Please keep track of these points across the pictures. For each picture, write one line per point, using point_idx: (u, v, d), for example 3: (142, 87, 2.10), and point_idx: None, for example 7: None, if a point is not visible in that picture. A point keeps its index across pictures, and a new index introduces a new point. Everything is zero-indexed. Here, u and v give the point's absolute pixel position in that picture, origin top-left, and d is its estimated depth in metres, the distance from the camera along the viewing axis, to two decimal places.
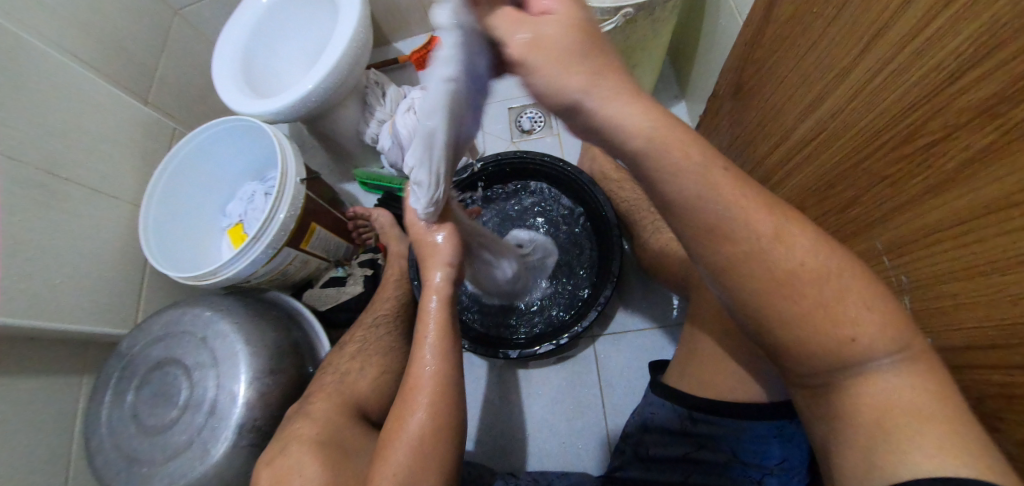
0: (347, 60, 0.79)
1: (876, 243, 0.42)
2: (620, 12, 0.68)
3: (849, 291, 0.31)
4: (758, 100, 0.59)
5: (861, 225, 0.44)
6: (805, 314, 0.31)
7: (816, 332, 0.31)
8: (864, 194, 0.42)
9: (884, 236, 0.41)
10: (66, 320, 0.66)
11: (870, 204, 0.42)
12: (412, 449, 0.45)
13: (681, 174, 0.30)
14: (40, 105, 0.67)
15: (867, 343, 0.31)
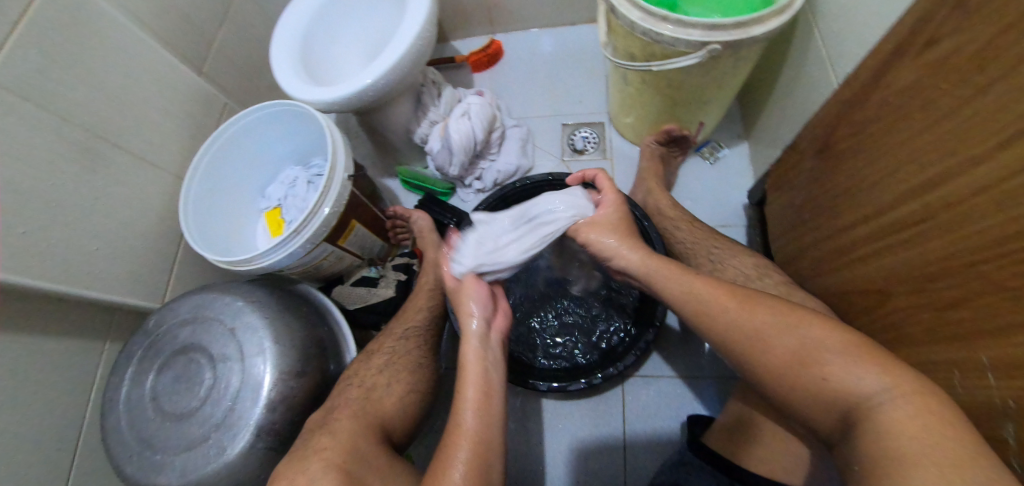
0: (408, 57, 0.77)
1: (980, 356, 0.39)
2: (706, 48, 0.64)
3: (839, 370, 0.39)
4: (847, 167, 0.55)
5: (965, 332, 0.41)
6: (798, 383, 0.41)
7: (803, 396, 0.41)
8: (973, 302, 0.39)
9: (990, 352, 0.38)
10: (99, 289, 0.65)
11: (979, 314, 0.39)
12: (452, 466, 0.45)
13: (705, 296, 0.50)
14: (100, 67, 0.66)
15: (868, 406, 0.36)
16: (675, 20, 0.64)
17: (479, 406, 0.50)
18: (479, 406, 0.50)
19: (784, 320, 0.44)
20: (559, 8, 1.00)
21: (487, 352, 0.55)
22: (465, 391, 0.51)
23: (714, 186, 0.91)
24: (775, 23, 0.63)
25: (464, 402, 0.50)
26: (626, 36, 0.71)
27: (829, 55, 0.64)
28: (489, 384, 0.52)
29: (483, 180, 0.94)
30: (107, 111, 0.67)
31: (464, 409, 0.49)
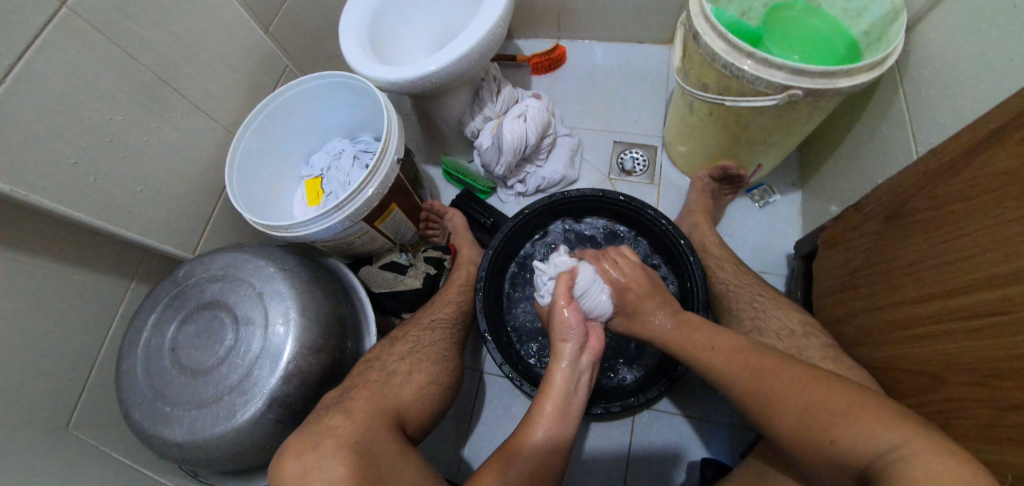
0: (475, 51, 0.76)
1: None
2: (788, 91, 0.62)
3: (840, 427, 0.40)
4: (916, 239, 0.53)
5: None
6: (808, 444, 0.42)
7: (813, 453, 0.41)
8: None
9: None
10: (138, 230, 0.65)
11: None
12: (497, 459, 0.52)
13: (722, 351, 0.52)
14: (175, 12, 0.67)
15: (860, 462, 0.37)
16: (760, 58, 0.62)
17: (559, 418, 0.55)
18: (556, 417, 0.55)
19: (806, 377, 0.45)
20: (630, 25, 0.98)
21: (573, 371, 0.57)
22: (545, 405, 0.55)
23: (759, 231, 0.89)
24: (864, 77, 0.60)
25: (541, 416, 0.55)
26: (703, 65, 0.69)
27: (914, 120, 0.62)
28: (568, 403, 0.56)
29: (527, 184, 0.93)
30: (174, 56, 0.67)
31: (542, 424, 0.54)
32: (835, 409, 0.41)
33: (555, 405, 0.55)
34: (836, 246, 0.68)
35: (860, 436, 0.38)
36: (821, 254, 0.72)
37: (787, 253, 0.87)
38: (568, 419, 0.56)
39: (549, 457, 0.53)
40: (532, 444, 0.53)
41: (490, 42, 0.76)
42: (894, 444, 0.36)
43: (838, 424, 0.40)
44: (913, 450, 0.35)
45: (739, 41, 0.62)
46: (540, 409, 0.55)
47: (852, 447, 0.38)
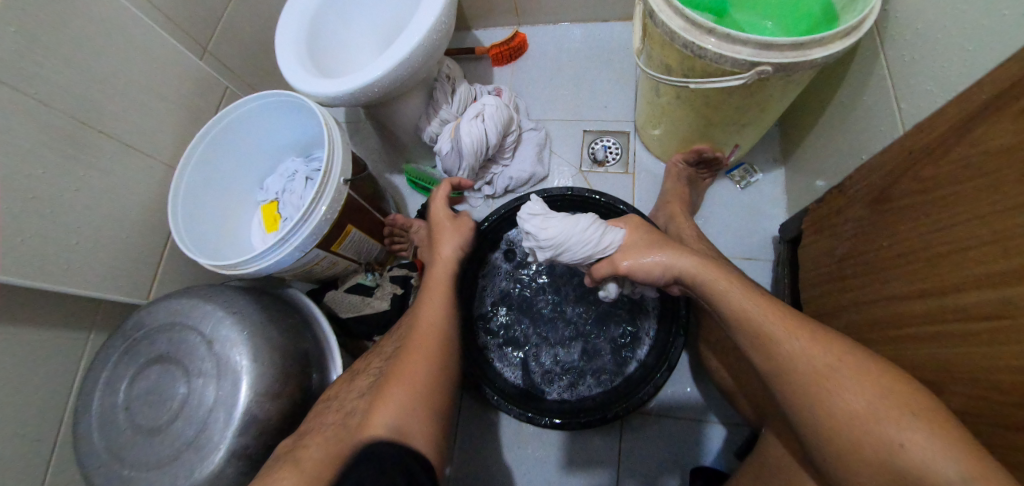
0: (418, 53, 0.70)
1: None
2: (756, 69, 0.56)
3: (901, 428, 0.37)
4: (905, 227, 0.47)
5: None
6: (854, 446, 0.39)
7: (851, 440, 0.40)
8: None
9: None
10: (81, 285, 0.62)
11: None
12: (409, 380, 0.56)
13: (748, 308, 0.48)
14: (90, 49, 0.62)
15: (915, 456, 0.37)
16: (721, 34, 0.55)
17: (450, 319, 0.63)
18: (438, 307, 0.64)
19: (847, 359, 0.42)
20: (590, 3, 0.91)
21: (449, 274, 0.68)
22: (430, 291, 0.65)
23: (743, 214, 0.84)
24: (839, 46, 0.54)
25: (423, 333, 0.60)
26: (663, 45, 0.63)
27: (897, 90, 0.56)
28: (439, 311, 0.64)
29: (494, 185, 0.88)
30: (95, 96, 0.63)
31: (426, 338, 0.60)
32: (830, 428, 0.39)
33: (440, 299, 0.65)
34: (821, 232, 0.63)
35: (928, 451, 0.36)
36: (806, 240, 0.67)
37: (774, 235, 0.82)
38: (445, 323, 0.62)
39: (429, 373, 0.57)
40: (412, 366, 0.58)
41: (433, 41, 0.71)
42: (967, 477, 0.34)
43: (902, 426, 0.38)
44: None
45: (697, 18, 0.55)
46: (428, 298, 0.65)
47: (917, 461, 0.36)
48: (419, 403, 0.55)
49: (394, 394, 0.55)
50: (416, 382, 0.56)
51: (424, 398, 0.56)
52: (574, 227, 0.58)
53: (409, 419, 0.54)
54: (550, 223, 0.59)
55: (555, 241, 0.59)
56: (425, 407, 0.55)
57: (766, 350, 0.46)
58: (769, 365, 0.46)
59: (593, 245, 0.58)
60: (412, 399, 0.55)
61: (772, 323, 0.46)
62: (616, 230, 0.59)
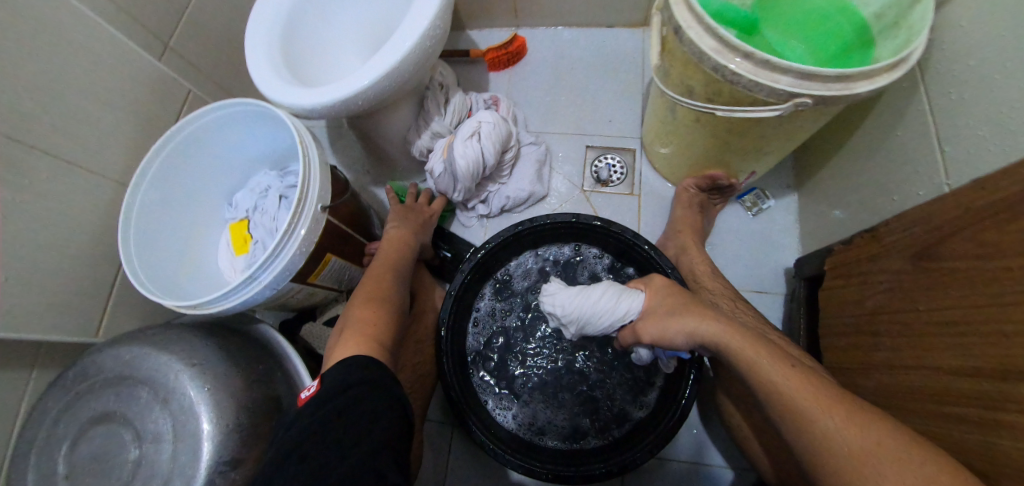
0: (410, 61, 0.62)
1: None
2: (794, 101, 0.50)
3: None
4: (953, 290, 0.43)
5: None
6: None
7: None
8: None
9: None
10: (15, 327, 0.53)
11: None
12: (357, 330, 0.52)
13: (767, 374, 0.46)
14: (18, 50, 0.52)
15: None
16: (758, 59, 0.49)
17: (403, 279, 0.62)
18: (384, 271, 0.62)
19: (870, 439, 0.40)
20: (596, 6, 0.84)
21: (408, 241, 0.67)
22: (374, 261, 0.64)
23: (753, 243, 0.79)
24: (886, 80, 0.48)
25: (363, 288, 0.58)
26: (686, 65, 0.57)
27: (941, 130, 0.51)
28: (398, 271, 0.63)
29: (490, 204, 0.81)
30: (25, 106, 0.53)
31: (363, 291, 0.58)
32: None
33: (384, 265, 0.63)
34: (847, 275, 0.59)
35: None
36: (827, 282, 0.63)
37: (786, 267, 0.78)
38: (388, 282, 0.60)
39: (379, 324, 0.54)
40: (356, 313, 0.55)
41: (427, 48, 0.63)
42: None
43: None
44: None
45: (732, 39, 0.49)
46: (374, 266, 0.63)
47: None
48: (364, 336, 0.51)
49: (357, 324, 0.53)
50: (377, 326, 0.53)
51: (378, 341, 0.51)
52: (587, 299, 0.62)
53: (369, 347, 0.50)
54: (567, 300, 0.64)
55: (573, 315, 0.63)
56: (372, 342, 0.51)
57: (796, 424, 0.44)
58: (800, 439, 0.43)
59: (613, 316, 0.61)
60: (369, 339, 0.51)
61: (806, 399, 0.43)
62: (635, 296, 0.61)
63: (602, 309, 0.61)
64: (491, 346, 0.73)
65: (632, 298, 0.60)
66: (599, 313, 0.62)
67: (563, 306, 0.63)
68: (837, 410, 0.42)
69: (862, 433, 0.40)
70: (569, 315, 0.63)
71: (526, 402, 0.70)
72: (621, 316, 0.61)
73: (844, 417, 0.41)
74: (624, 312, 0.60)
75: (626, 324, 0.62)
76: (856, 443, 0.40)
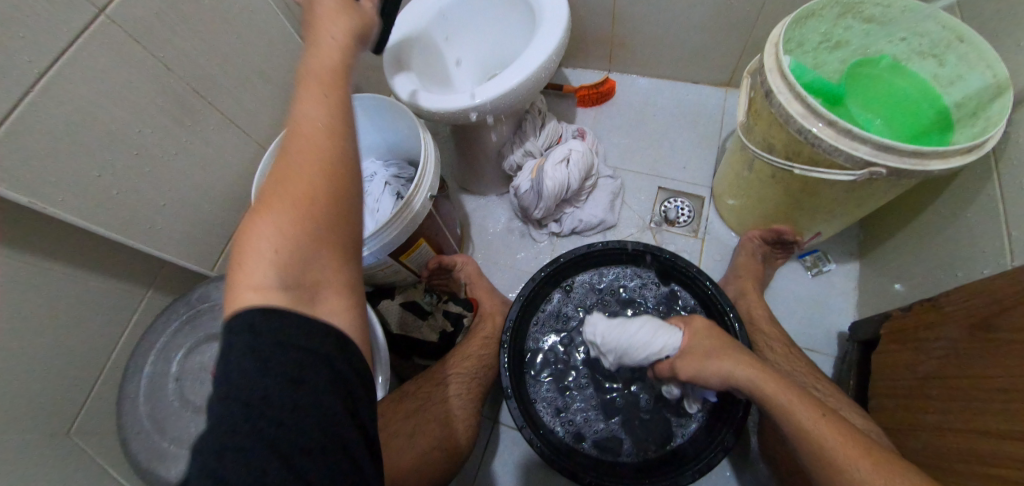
0: (523, 86, 0.71)
1: None
2: (871, 168, 0.55)
3: None
4: (1008, 359, 0.46)
5: None
6: None
7: None
8: None
9: None
10: (157, 246, 0.63)
11: None
12: (261, 251, 0.30)
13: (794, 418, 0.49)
14: (219, 26, 0.65)
15: None
16: (841, 128, 0.55)
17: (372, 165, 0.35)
18: (316, 145, 0.32)
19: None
20: (684, 60, 0.93)
21: (336, 152, 0.33)
22: (292, 128, 0.33)
23: (810, 301, 0.82)
24: (959, 162, 0.54)
25: (286, 165, 0.32)
26: (771, 125, 0.63)
27: (1010, 213, 0.55)
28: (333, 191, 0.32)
29: (563, 224, 0.88)
30: (211, 68, 0.65)
31: (296, 154, 0.32)
32: None
33: (312, 131, 0.32)
34: (904, 343, 0.61)
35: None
36: (882, 346, 0.65)
37: (840, 330, 0.80)
38: (339, 158, 0.33)
39: (297, 246, 0.30)
40: (255, 241, 0.30)
41: (541, 74, 0.73)
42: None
43: None
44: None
45: (819, 107, 0.56)
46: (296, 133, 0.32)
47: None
48: (303, 268, 0.31)
49: (264, 244, 0.30)
50: (298, 269, 0.30)
51: (300, 258, 0.30)
52: (626, 335, 0.63)
53: (290, 287, 0.30)
54: (604, 332, 0.65)
55: (609, 349, 0.65)
56: (294, 270, 0.30)
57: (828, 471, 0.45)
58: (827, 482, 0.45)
59: (651, 351, 0.62)
60: (277, 284, 0.29)
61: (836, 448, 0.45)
62: (675, 331, 0.62)
63: (643, 346, 0.62)
64: (547, 350, 0.78)
65: (673, 334, 0.62)
66: (640, 348, 0.62)
67: (601, 337, 0.65)
68: (872, 459, 0.44)
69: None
70: (607, 349, 0.65)
71: (574, 407, 0.74)
72: (661, 350, 0.62)
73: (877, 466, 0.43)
74: (663, 350, 0.62)
75: (665, 358, 0.63)
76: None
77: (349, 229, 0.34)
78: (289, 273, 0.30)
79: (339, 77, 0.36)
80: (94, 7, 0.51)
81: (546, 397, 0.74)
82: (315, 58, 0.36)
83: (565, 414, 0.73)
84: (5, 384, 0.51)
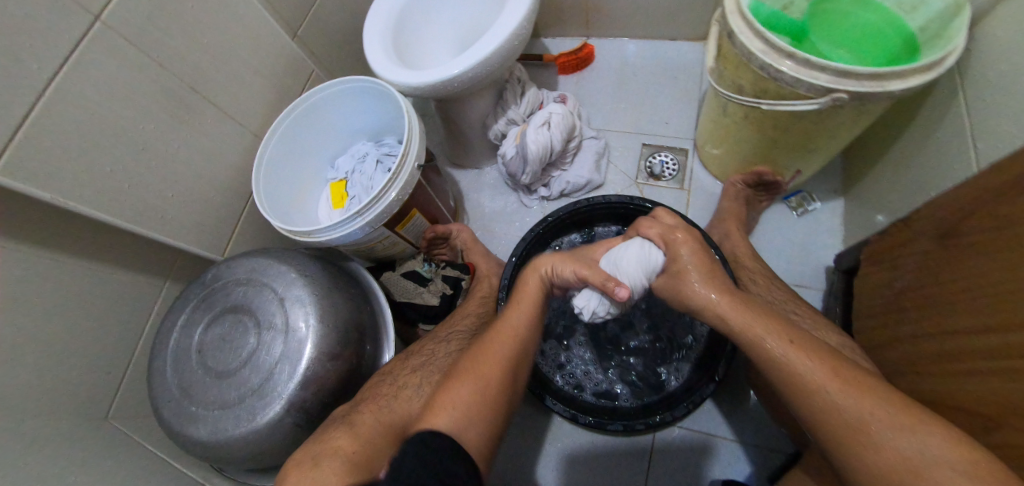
0: (497, 55, 0.74)
1: None
2: (831, 95, 0.57)
3: (924, 460, 0.37)
4: (978, 261, 0.47)
5: None
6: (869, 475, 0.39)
7: (866, 473, 0.39)
8: None
9: None
10: (171, 234, 0.68)
11: None
12: (459, 396, 0.51)
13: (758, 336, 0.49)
14: (206, 23, 0.69)
15: None
16: (801, 59, 0.57)
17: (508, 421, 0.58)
18: (508, 338, 0.57)
19: (862, 401, 0.41)
20: (657, 17, 0.94)
21: (522, 340, 0.58)
22: (505, 320, 0.60)
23: (796, 240, 0.84)
24: (919, 80, 0.55)
25: (442, 406, 0.50)
26: (738, 66, 0.65)
27: (976, 126, 0.56)
28: (514, 338, 0.58)
29: (551, 188, 0.91)
30: (203, 64, 0.69)
31: (445, 401, 0.51)
32: (854, 450, 0.40)
33: (525, 309, 0.61)
34: (882, 263, 0.64)
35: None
36: (863, 270, 0.67)
37: (827, 266, 0.82)
38: (519, 362, 0.57)
39: (499, 388, 0.53)
40: (486, 376, 0.53)
41: (516, 42, 0.75)
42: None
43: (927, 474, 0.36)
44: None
45: (778, 41, 0.58)
46: (511, 315, 0.60)
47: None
48: (480, 406, 0.51)
49: (490, 377, 0.53)
50: (497, 406, 0.52)
51: (487, 403, 0.52)
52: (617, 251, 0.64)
53: (454, 424, 0.49)
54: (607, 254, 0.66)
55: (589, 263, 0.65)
56: (472, 419, 0.50)
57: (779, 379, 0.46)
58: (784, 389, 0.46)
59: (617, 259, 0.61)
60: (477, 403, 0.51)
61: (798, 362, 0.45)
62: (657, 250, 0.60)
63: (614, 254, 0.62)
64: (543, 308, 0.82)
65: (655, 254, 0.59)
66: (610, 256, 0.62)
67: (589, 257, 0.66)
68: (840, 381, 0.43)
69: (846, 388, 0.42)
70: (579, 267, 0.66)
71: (571, 358, 0.78)
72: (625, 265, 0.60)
73: (849, 389, 0.42)
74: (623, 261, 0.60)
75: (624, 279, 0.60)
76: (839, 395, 0.42)
77: (506, 392, 0.54)
78: (461, 430, 0.49)
79: (535, 304, 0.62)
80: (90, 14, 0.55)
81: (545, 351, 0.79)
82: (523, 293, 0.63)
83: (563, 365, 0.78)
84: (45, 362, 0.56)
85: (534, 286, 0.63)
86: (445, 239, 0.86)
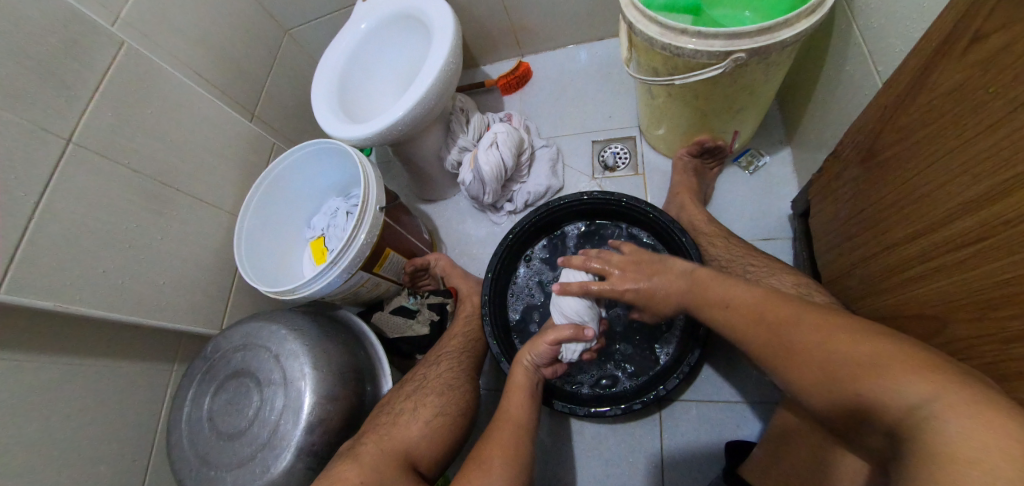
0: (433, 91, 0.80)
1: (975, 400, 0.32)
2: (730, 57, 0.62)
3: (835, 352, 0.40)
4: (892, 176, 0.50)
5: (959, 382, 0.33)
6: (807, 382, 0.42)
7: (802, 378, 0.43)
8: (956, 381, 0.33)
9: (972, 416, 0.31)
10: (168, 319, 0.73)
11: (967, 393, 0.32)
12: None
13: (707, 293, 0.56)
14: (166, 124, 0.76)
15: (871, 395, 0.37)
16: (693, 33, 0.62)
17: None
18: (511, 429, 0.61)
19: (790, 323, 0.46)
20: (576, 24, 1.01)
21: (521, 424, 0.62)
22: (504, 412, 0.63)
23: (755, 197, 0.87)
24: (805, 24, 0.59)
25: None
26: (647, 51, 0.70)
27: (871, 53, 0.60)
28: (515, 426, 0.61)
29: (515, 201, 0.96)
30: (170, 160, 0.76)
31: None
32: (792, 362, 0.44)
33: (518, 396, 0.64)
34: (825, 198, 0.66)
35: (882, 386, 0.36)
36: (814, 209, 0.70)
37: (789, 214, 0.84)
38: (525, 443, 0.60)
39: (514, 472, 0.56)
40: (491, 465, 0.56)
41: (447, 75, 0.81)
42: (919, 396, 0.34)
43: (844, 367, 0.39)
44: (948, 406, 0.32)
45: (670, 22, 0.62)
46: (508, 404, 0.64)
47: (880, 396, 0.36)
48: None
49: (497, 465, 0.56)
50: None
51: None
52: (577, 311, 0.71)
53: None
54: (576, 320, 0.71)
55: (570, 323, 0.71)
56: None
57: None
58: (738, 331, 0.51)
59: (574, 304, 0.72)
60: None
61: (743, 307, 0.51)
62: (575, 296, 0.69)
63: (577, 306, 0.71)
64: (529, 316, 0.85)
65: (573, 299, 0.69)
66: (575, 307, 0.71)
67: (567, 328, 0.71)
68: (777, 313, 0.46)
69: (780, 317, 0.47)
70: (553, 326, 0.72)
71: None
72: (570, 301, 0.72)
73: (784, 320, 0.46)
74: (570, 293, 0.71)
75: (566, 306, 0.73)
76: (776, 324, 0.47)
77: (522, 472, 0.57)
78: None
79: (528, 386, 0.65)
80: (62, 138, 0.62)
81: None
82: (513, 379, 0.66)
83: None
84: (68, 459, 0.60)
85: (518, 376, 0.66)
86: (425, 271, 0.91)
